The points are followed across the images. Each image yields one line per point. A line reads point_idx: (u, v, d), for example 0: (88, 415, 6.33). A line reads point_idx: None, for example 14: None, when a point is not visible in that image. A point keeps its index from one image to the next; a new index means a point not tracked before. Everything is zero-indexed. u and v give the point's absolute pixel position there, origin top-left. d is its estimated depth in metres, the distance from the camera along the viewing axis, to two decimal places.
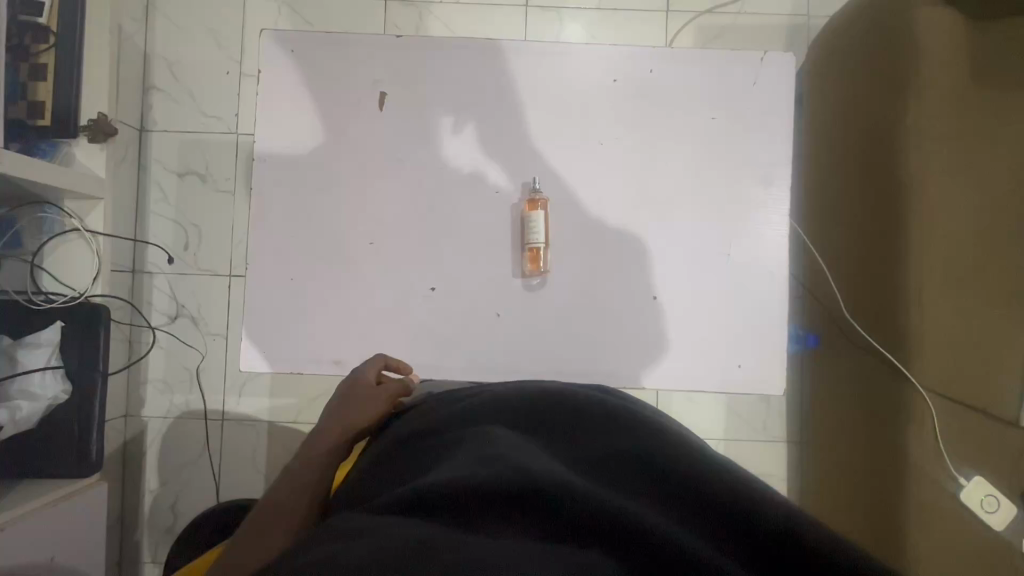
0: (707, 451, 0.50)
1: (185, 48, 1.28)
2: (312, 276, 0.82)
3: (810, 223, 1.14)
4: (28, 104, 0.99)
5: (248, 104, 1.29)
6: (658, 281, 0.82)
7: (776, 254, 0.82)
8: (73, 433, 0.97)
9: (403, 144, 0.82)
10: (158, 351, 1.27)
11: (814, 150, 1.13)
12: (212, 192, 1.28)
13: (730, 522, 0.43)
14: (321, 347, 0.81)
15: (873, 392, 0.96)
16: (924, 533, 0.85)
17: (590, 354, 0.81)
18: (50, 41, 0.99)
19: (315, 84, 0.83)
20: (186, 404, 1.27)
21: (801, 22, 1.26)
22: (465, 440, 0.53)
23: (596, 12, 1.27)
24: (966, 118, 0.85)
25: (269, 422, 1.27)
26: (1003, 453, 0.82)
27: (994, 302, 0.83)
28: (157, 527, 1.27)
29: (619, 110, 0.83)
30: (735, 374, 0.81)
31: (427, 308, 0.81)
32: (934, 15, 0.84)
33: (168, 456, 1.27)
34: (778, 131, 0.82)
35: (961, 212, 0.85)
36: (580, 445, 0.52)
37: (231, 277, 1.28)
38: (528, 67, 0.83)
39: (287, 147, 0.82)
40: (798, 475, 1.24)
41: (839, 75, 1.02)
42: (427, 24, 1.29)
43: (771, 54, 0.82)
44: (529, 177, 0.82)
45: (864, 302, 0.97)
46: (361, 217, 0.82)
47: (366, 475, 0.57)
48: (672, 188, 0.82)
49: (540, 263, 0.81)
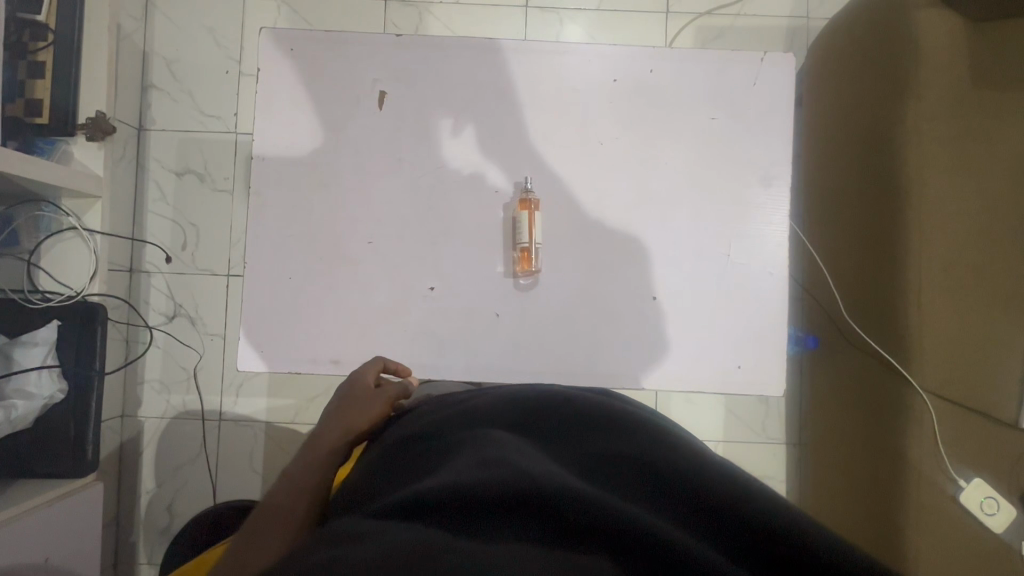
0: (707, 452, 0.50)
1: (184, 46, 1.28)
2: (311, 276, 0.81)
3: (810, 225, 1.14)
4: (26, 102, 0.98)
5: (246, 103, 1.28)
6: (658, 282, 0.81)
7: (776, 255, 0.81)
8: (70, 433, 0.97)
9: (403, 143, 0.82)
10: (155, 351, 1.27)
11: (813, 152, 1.13)
12: (210, 191, 1.27)
13: (732, 525, 0.43)
14: (319, 347, 0.80)
15: (872, 394, 0.96)
16: (923, 535, 0.84)
17: (590, 355, 0.80)
18: (48, 39, 0.99)
19: (314, 82, 0.82)
20: (183, 404, 1.27)
21: (800, 24, 1.26)
22: (464, 443, 0.53)
23: (596, 13, 1.27)
24: (965, 120, 0.85)
25: (267, 423, 1.27)
26: (1003, 455, 0.83)
27: (992, 304, 0.84)
28: (154, 529, 1.26)
29: (620, 110, 0.82)
30: (735, 375, 0.81)
31: (426, 308, 0.81)
32: (932, 18, 0.84)
33: (165, 457, 1.27)
34: (778, 131, 0.82)
35: (960, 214, 0.85)
36: (580, 446, 0.52)
37: (229, 277, 1.27)
38: (528, 67, 0.83)
39: (286, 146, 0.82)
40: (797, 476, 1.24)
41: (838, 78, 1.02)
42: (427, 24, 1.28)
43: (771, 55, 0.82)
44: (522, 176, 0.82)
45: (864, 304, 0.97)
46: (360, 216, 0.82)
47: (365, 477, 0.56)
48: (672, 189, 0.82)
49: (531, 264, 0.80)
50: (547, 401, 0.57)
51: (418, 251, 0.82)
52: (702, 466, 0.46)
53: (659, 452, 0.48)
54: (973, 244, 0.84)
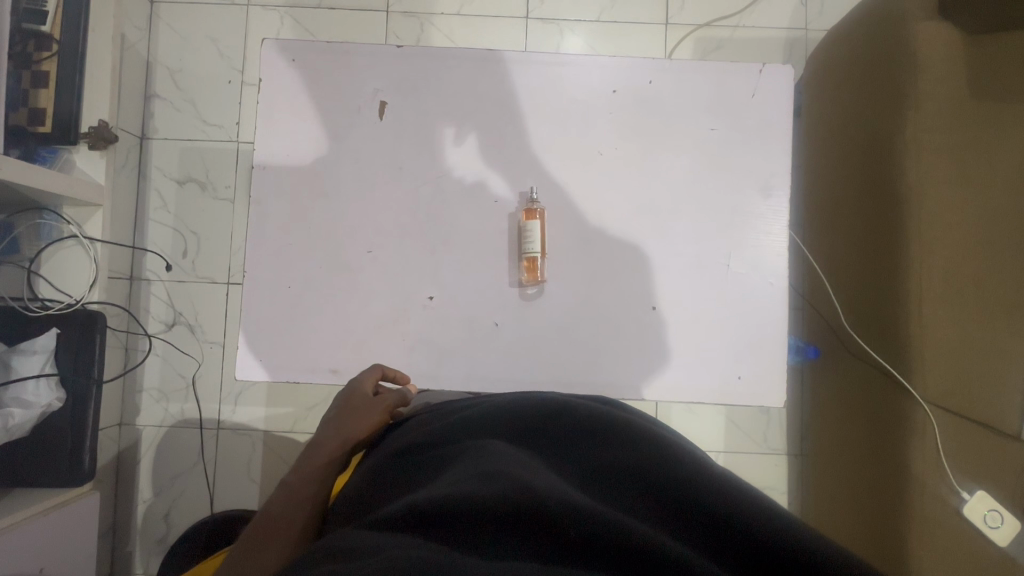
0: (709, 464, 0.50)
1: (187, 56, 1.29)
2: (310, 284, 0.81)
3: (811, 235, 1.14)
4: (30, 111, 1.00)
5: (248, 112, 1.29)
6: (659, 291, 0.81)
7: (775, 265, 0.82)
8: (67, 441, 0.97)
9: (404, 153, 0.83)
10: (154, 359, 1.27)
11: (812, 161, 1.13)
12: (212, 200, 1.28)
13: (735, 539, 0.42)
14: (318, 356, 0.80)
15: (876, 406, 0.95)
16: (926, 548, 0.84)
17: (590, 364, 0.80)
18: (53, 49, 1.00)
19: (316, 92, 0.83)
20: (181, 412, 1.26)
21: (798, 36, 1.27)
22: (463, 454, 0.52)
23: (597, 24, 1.28)
24: (964, 130, 0.86)
25: (265, 431, 1.26)
26: (1005, 466, 0.82)
27: (995, 316, 0.83)
28: (149, 539, 1.25)
29: (620, 121, 0.83)
30: (735, 385, 0.80)
31: (425, 317, 0.81)
32: (930, 29, 0.85)
33: (162, 466, 1.26)
34: (777, 143, 0.83)
35: (962, 223, 0.85)
36: (581, 458, 0.51)
37: (229, 284, 1.27)
38: (529, 78, 0.83)
39: (287, 154, 0.82)
40: (798, 487, 1.23)
41: (838, 87, 1.03)
42: (428, 35, 1.29)
43: (768, 66, 0.83)
44: (525, 185, 0.83)
45: (865, 315, 0.96)
46: (361, 225, 0.82)
47: (364, 489, 0.56)
48: (672, 199, 0.82)
49: (537, 272, 0.80)
50: (546, 410, 0.56)
51: (418, 260, 0.82)
52: (705, 478, 0.46)
53: (662, 464, 0.48)
54: (973, 256, 0.84)
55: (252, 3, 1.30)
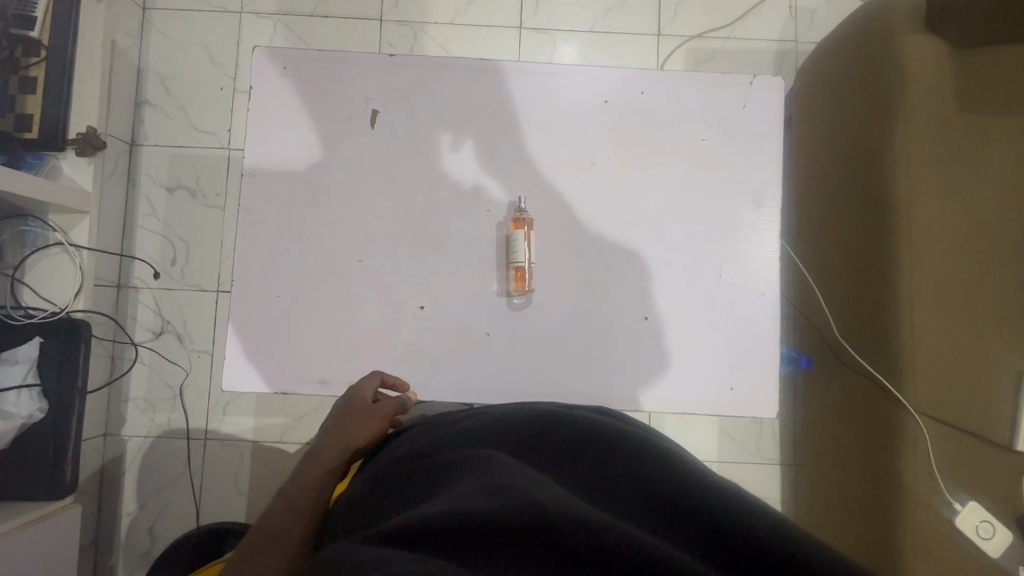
0: (707, 472, 0.50)
1: (179, 63, 1.28)
2: (300, 293, 0.80)
3: (801, 245, 1.15)
4: (16, 117, 0.98)
5: (240, 119, 1.28)
6: (653, 301, 0.81)
7: (767, 274, 0.82)
8: (50, 452, 0.95)
9: (396, 161, 0.82)
10: (141, 368, 1.25)
11: (802, 171, 1.14)
12: (202, 207, 1.27)
13: (743, 552, 0.42)
14: (307, 367, 0.79)
15: (868, 416, 0.94)
16: (925, 560, 0.82)
17: (583, 375, 0.80)
18: (41, 55, 1.00)
19: (308, 102, 0.82)
20: (168, 422, 1.24)
21: (789, 48, 1.28)
22: (462, 465, 0.51)
23: (589, 34, 1.29)
24: (954, 142, 0.87)
25: (254, 441, 1.24)
26: (996, 476, 0.84)
27: (987, 327, 0.85)
28: (133, 553, 1.22)
29: (612, 130, 0.83)
30: (727, 396, 0.80)
31: (416, 326, 0.80)
32: (919, 42, 0.86)
33: (148, 477, 1.24)
34: (767, 152, 0.83)
35: (953, 233, 0.86)
36: (580, 471, 0.50)
37: (219, 292, 1.26)
38: (522, 85, 0.83)
39: (277, 163, 0.82)
40: (793, 499, 1.22)
41: (830, 96, 1.03)
42: (422, 44, 1.29)
43: (759, 78, 0.83)
44: (516, 195, 0.82)
45: (857, 322, 0.96)
46: (353, 232, 0.81)
47: (357, 502, 0.54)
48: (666, 207, 0.82)
49: (525, 283, 0.80)
50: (542, 422, 0.55)
51: (410, 268, 0.81)
52: (707, 485, 0.46)
53: (663, 475, 0.47)
54: (963, 265, 0.86)
55: (246, 10, 1.30)
